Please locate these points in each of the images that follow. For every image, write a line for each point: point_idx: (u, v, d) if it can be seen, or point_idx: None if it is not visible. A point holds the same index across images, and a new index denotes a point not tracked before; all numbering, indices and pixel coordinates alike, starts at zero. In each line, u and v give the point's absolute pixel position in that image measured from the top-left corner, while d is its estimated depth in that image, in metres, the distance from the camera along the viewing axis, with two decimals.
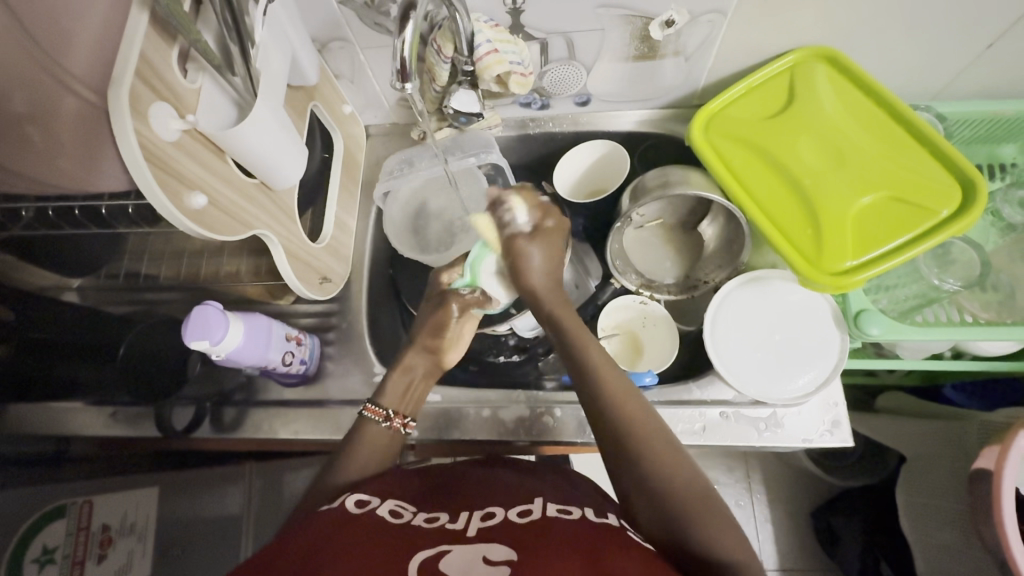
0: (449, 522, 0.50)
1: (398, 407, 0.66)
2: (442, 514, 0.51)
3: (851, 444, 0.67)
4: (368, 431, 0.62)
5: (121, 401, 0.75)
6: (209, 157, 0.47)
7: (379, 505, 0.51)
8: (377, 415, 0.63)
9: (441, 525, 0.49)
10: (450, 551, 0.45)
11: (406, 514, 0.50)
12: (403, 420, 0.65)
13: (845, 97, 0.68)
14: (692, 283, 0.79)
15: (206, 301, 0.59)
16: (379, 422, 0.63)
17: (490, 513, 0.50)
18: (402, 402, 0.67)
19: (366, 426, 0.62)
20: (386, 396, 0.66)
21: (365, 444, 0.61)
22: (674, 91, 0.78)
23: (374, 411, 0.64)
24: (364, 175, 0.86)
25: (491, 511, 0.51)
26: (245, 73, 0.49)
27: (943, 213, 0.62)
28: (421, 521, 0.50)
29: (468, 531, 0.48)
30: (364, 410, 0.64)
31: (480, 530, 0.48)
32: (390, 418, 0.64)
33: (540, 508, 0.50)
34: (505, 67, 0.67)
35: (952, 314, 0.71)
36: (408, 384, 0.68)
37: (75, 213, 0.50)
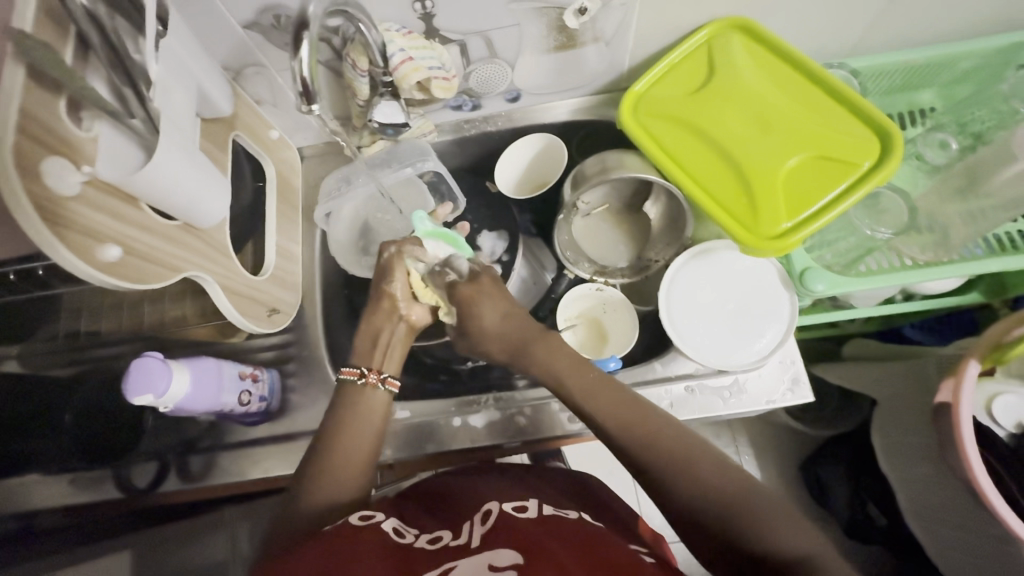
0: (452, 539, 0.49)
1: (373, 363, 0.62)
2: (444, 532, 0.50)
3: (812, 399, 0.69)
4: (349, 394, 0.59)
5: (77, 468, 0.71)
6: (120, 205, 0.45)
7: (381, 521, 0.50)
8: (354, 375, 0.60)
9: (444, 544, 0.48)
10: (455, 566, 0.44)
11: (409, 534, 0.49)
12: (379, 373, 0.60)
13: (761, 63, 0.69)
14: (643, 263, 0.80)
15: (145, 352, 0.56)
16: (355, 380, 0.60)
17: (488, 516, 0.51)
18: (383, 361, 0.63)
19: (345, 390, 0.59)
20: (360, 356, 0.63)
21: (358, 409, 0.58)
22: (601, 77, 0.78)
23: (349, 371, 0.60)
24: (304, 198, 0.85)
25: (488, 510, 0.52)
26: (145, 115, 0.46)
27: (865, 165, 0.63)
28: (424, 543, 0.49)
29: (471, 543, 0.47)
30: (341, 373, 0.61)
31: (484, 537, 0.48)
32: (366, 374, 0.60)
33: (536, 506, 0.52)
34: (423, 73, 0.65)
35: (892, 259, 0.74)
36: (376, 342, 0.64)
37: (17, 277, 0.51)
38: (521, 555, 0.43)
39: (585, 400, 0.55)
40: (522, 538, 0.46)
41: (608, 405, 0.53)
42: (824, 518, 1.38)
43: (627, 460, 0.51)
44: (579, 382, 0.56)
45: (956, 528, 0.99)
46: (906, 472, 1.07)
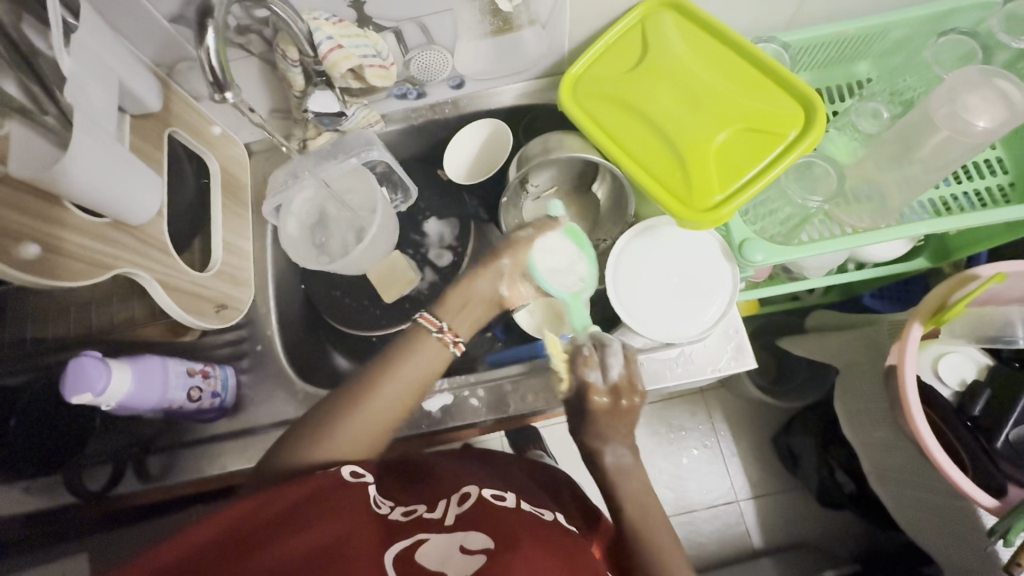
0: (427, 513, 0.51)
1: (452, 321, 0.64)
2: (419, 507, 0.52)
3: (754, 365, 0.71)
4: (416, 336, 0.61)
5: (31, 473, 0.69)
6: (35, 202, 0.45)
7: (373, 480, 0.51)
8: (433, 325, 0.62)
9: (419, 515, 0.50)
10: (426, 539, 0.46)
11: (385, 506, 0.50)
12: (455, 336, 0.62)
13: (691, 40, 0.70)
14: (591, 243, 0.81)
15: (83, 352, 0.56)
16: (432, 332, 0.61)
17: (466, 499, 0.53)
18: (460, 323, 0.64)
19: (417, 333, 0.61)
20: (445, 308, 0.64)
21: (411, 354, 0.59)
22: (543, 60, 0.79)
23: (429, 320, 0.62)
24: (254, 195, 0.84)
25: (467, 494, 0.54)
26: (57, 110, 0.46)
27: (791, 136, 0.65)
28: (399, 514, 0.50)
29: (445, 520, 0.49)
30: (420, 318, 0.62)
31: (457, 517, 0.50)
32: (443, 330, 0.62)
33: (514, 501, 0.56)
34: (355, 61, 0.64)
35: (833, 228, 0.77)
36: (465, 303, 0.65)
37: None
38: (493, 542, 0.45)
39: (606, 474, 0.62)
40: (496, 524, 0.48)
41: (625, 488, 0.61)
42: (796, 485, 1.42)
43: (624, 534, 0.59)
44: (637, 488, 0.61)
45: (914, 487, 1.03)
46: (866, 437, 1.11)
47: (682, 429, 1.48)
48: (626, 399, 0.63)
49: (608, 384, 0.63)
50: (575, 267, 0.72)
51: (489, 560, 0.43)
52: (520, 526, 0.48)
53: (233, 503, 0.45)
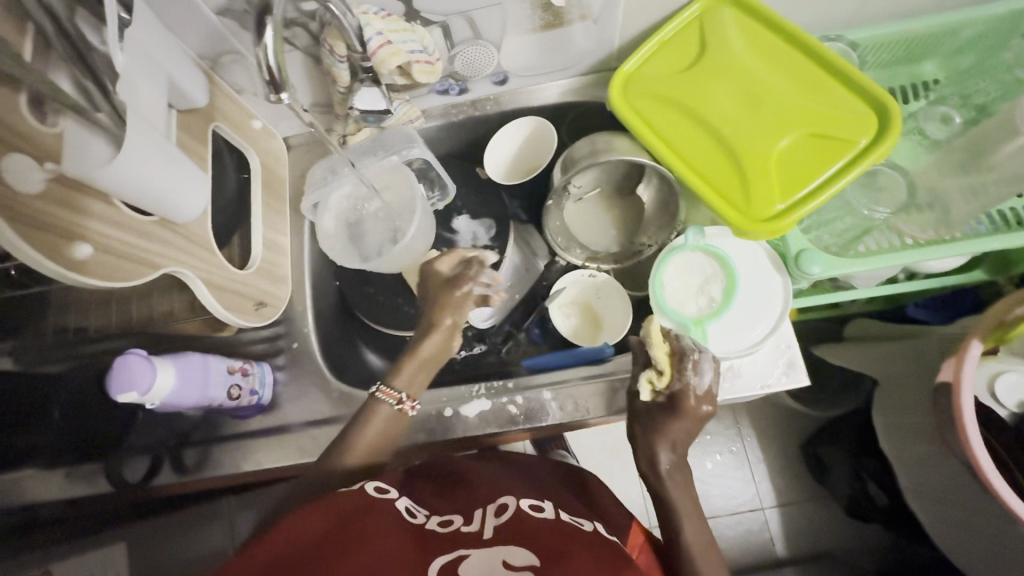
0: (464, 525, 0.53)
1: (410, 388, 0.64)
2: (456, 517, 0.54)
3: (807, 383, 0.68)
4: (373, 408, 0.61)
5: (68, 461, 0.70)
6: (87, 201, 0.44)
7: (397, 497, 0.55)
8: (391, 398, 0.62)
9: (457, 528, 0.52)
10: (467, 555, 0.47)
11: (420, 514, 0.53)
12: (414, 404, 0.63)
13: (753, 38, 0.67)
14: (635, 249, 0.78)
15: (128, 349, 0.56)
16: (392, 405, 0.62)
17: (503, 511, 0.55)
18: (415, 384, 0.64)
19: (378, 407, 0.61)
20: (398, 377, 0.63)
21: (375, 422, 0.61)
22: (590, 56, 0.76)
23: (386, 393, 0.62)
24: (292, 189, 0.83)
25: (504, 505, 0.55)
26: (110, 107, 0.45)
27: (862, 143, 0.61)
28: (435, 524, 0.52)
29: (483, 533, 0.51)
30: (376, 392, 0.62)
31: (495, 529, 0.52)
32: (402, 401, 0.62)
33: (553, 511, 0.56)
34: (403, 57, 0.62)
35: (892, 239, 0.71)
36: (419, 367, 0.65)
37: None
38: (536, 556, 0.47)
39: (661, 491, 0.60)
40: (528, 534, 0.50)
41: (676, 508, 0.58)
42: (825, 497, 1.38)
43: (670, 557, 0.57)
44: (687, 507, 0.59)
45: (955, 508, 0.98)
46: (908, 452, 1.06)
47: (707, 433, 1.44)
48: (688, 399, 0.61)
49: (702, 390, 0.62)
50: (713, 287, 0.70)
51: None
52: (551, 538, 0.50)
53: (257, 540, 0.46)
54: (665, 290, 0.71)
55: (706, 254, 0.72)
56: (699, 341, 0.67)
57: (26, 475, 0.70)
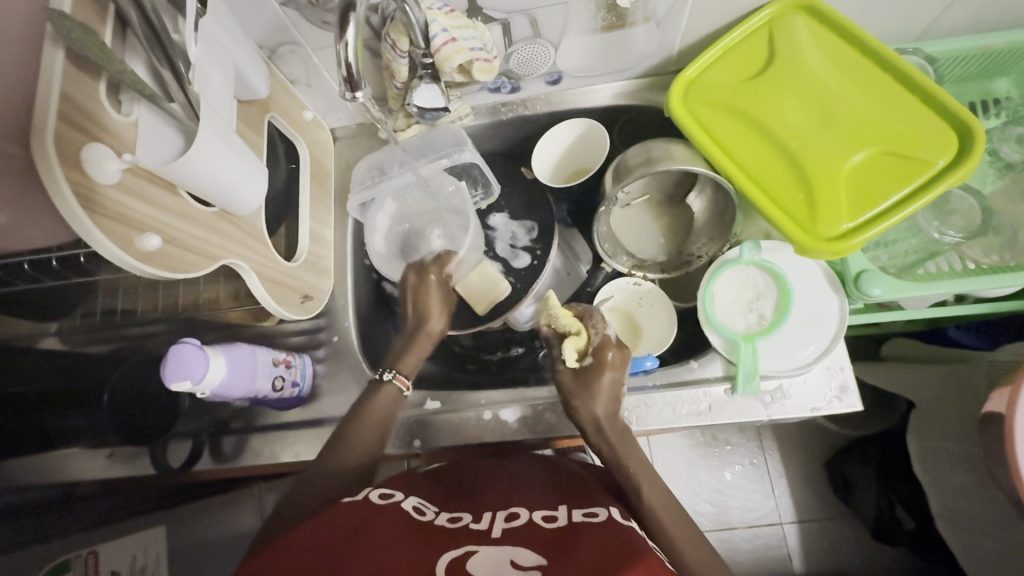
0: (473, 522, 0.54)
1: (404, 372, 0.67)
2: (465, 514, 0.55)
3: (860, 408, 0.65)
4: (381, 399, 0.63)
5: (115, 441, 0.72)
6: (156, 192, 0.44)
7: (403, 499, 0.55)
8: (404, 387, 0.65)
9: (465, 525, 0.53)
10: (476, 552, 0.48)
11: (429, 512, 0.55)
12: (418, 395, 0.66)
13: (826, 48, 0.64)
14: (684, 259, 0.76)
15: (181, 338, 0.56)
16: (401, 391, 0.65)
17: (512, 517, 0.55)
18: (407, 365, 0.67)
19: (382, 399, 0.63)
20: (405, 364, 0.67)
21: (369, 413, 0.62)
22: (648, 59, 0.74)
23: (401, 381, 0.65)
24: (336, 181, 0.83)
25: (514, 513, 0.55)
26: (184, 98, 0.45)
27: (939, 163, 0.58)
28: (444, 520, 0.54)
29: (492, 532, 0.52)
30: (392, 378, 0.65)
31: (504, 531, 0.52)
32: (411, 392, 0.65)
33: (566, 516, 0.55)
34: (466, 55, 0.61)
35: (952, 262, 0.68)
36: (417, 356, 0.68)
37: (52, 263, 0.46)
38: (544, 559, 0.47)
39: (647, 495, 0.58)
40: (537, 542, 0.50)
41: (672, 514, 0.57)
42: (848, 517, 1.35)
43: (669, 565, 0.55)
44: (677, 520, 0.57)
45: (989, 538, 0.96)
46: (943, 479, 1.03)
47: (728, 444, 1.43)
48: (608, 354, 0.62)
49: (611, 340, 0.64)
50: (764, 304, 0.69)
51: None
52: (554, 540, 0.50)
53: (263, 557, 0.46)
54: (714, 303, 0.69)
55: (761, 270, 0.70)
56: (750, 358, 0.65)
57: (72, 452, 0.72)
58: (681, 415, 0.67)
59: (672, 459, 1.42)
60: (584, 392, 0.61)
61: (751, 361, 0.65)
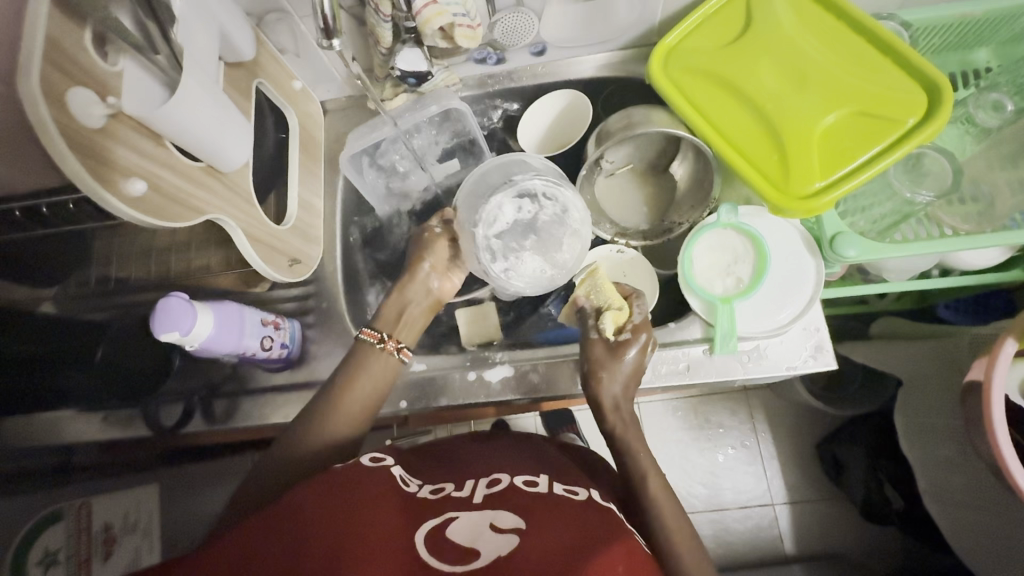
0: (456, 491, 0.54)
1: (393, 332, 0.67)
2: (447, 485, 0.55)
3: (835, 367, 0.67)
4: (364, 352, 0.64)
5: (111, 404, 0.73)
6: (143, 141, 0.46)
7: (391, 465, 0.56)
8: (373, 338, 0.65)
9: (448, 494, 0.53)
10: (455, 519, 0.49)
11: (413, 484, 0.54)
12: (397, 342, 0.66)
13: (803, 13, 0.65)
14: (666, 226, 0.78)
15: (171, 293, 0.58)
16: (374, 344, 0.65)
17: (494, 483, 0.55)
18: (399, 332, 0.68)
19: (361, 348, 0.64)
20: (382, 322, 0.68)
21: (368, 370, 0.63)
22: (631, 29, 0.75)
23: (369, 334, 0.65)
24: (327, 153, 0.85)
25: (497, 480, 0.56)
26: (169, 51, 0.48)
27: (910, 122, 0.59)
28: (427, 492, 0.53)
29: (475, 498, 0.52)
30: (361, 333, 0.66)
31: (487, 496, 0.52)
32: (384, 340, 0.65)
33: (547, 485, 0.55)
34: (447, 18, 0.62)
35: (931, 230, 0.71)
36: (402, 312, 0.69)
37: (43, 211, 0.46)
38: (523, 522, 0.47)
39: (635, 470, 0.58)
40: (518, 502, 0.51)
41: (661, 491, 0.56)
42: (839, 497, 1.36)
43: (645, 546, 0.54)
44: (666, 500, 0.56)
45: (973, 510, 0.97)
46: (929, 452, 1.05)
47: (721, 426, 1.43)
48: (642, 335, 0.63)
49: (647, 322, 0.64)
50: (741, 267, 0.70)
51: (521, 539, 0.45)
52: (535, 504, 0.51)
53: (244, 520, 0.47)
54: (694, 267, 0.70)
55: (740, 233, 0.71)
56: (727, 320, 0.67)
57: (65, 416, 0.72)
58: (661, 375, 0.69)
59: (664, 440, 1.44)
60: (611, 367, 0.62)
61: (729, 323, 0.67)
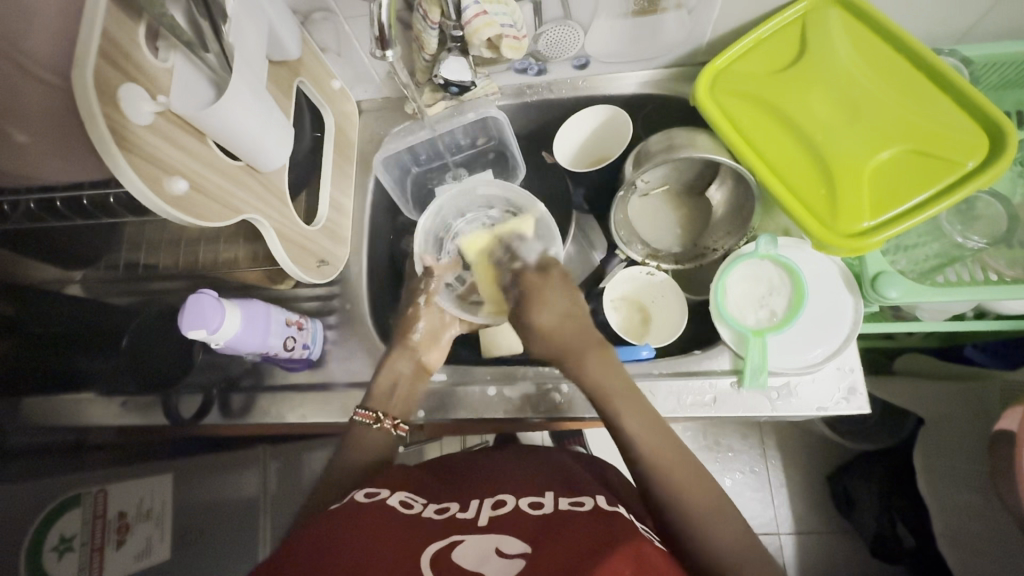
0: (461, 511, 0.52)
1: (389, 408, 0.65)
2: (453, 504, 0.54)
3: (868, 411, 0.65)
4: (357, 437, 0.61)
5: (131, 390, 0.73)
6: (187, 139, 0.45)
7: (389, 496, 0.53)
8: (370, 418, 0.62)
9: (453, 515, 0.51)
10: (461, 541, 0.47)
11: (416, 504, 0.52)
12: (394, 420, 0.63)
13: (860, 44, 0.63)
14: (700, 250, 0.76)
15: (200, 289, 0.57)
16: (370, 424, 0.62)
17: (499, 504, 0.53)
18: (392, 402, 0.66)
19: (356, 430, 0.62)
20: (376, 399, 0.65)
21: (360, 448, 0.60)
22: (677, 48, 0.74)
23: (364, 415, 0.63)
24: (360, 153, 0.84)
25: (502, 500, 0.54)
26: (219, 49, 0.47)
27: (969, 165, 0.57)
28: (432, 512, 0.52)
29: (478, 521, 0.50)
30: (356, 415, 0.63)
31: (491, 518, 0.50)
32: (380, 419, 0.62)
33: (553, 503, 0.53)
34: (496, 29, 0.62)
35: (974, 272, 0.67)
36: (394, 384, 0.67)
37: (82, 203, 0.46)
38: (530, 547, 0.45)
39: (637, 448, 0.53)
40: (529, 526, 0.49)
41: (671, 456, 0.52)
42: (848, 533, 1.32)
43: (664, 508, 0.50)
44: (661, 447, 0.53)
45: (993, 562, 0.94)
46: (943, 495, 1.02)
47: (731, 450, 1.41)
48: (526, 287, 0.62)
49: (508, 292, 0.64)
50: (775, 299, 0.68)
51: (528, 563, 0.44)
52: (535, 528, 0.48)
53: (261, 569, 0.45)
54: (726, 298, 0.69)
55: (775, 264, 0.69)
56: (759, 353, 0.65)
57: (86, 399, 0.74)
58: (686, 405, 0.67)
59: None
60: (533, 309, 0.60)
61: (762, 357, 0.65)
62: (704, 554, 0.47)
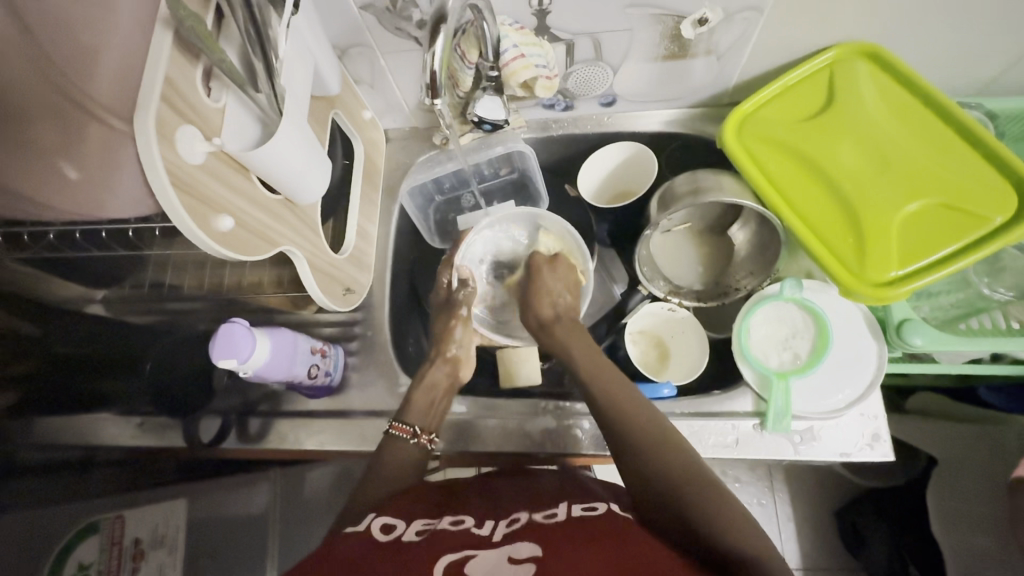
0: (475, 526, 0.48)
1: (425, 423, 0.66)
2: (468, 517, 0.50)
3: (891, 458, 0.65)
4: (394, 450, 0.63)
5: (149, 410, 0.74)
6: (233, 176, 0.46)
7: (404, 529, 0.48)
8: (406, 433, 0.64)
9: (467, 528, 0.48)
10: (474, 556, 0.43)
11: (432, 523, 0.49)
12: (430, 436, 0.65)
13: (888, 95, 0.65)
14: (723, 289, 0.77)
15: (231, 318, 0.58)
16: (407, 439, 0.64)
17: (515, 520, 0.49)
18: (427, 416, 0.67)
19: (392, 442, 0.63)
20: (411, 413, 0.66)
21: (390, 459, 0.61)
22: (704, 90, 0.75)
23: (402, 428, 0.64)
24: (385, 181, 0.85)
25: (516, 517, 0.49)
26: (270, 90, 0.48)
27: (996, 220, 0.59)
28: (447, 525, 0.49)
29: (493, 537, 0.46)
30: (392, 427, 0.65)
31: (506, 535, 0.46)
32: (417, 434, 0.64)
33: (565, 511, 0.48)
34: (532, 71, 0.64)
35: (996, 321, 0.66)
36: (432, 400, 0.69)
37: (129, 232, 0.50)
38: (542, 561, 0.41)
39: (608, 406, 0.57)
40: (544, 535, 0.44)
41: (636, 410, 0.56)
42: None
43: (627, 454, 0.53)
44: (613, 396, 0.58)
45: None
46: None
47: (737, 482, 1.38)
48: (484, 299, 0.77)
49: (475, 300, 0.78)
50: (799, 343, 0.69)
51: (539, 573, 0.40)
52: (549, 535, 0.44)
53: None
54: (749, 338, 0.69)
55: (800, 308, 0.70)
56: (782, 397, 0.65)
57: (103, 417, 0.74)
58: (707, 446, 0.67)
59: None
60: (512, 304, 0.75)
61: (784, 401, 0.64)
62: (659, 482, 0.49)
